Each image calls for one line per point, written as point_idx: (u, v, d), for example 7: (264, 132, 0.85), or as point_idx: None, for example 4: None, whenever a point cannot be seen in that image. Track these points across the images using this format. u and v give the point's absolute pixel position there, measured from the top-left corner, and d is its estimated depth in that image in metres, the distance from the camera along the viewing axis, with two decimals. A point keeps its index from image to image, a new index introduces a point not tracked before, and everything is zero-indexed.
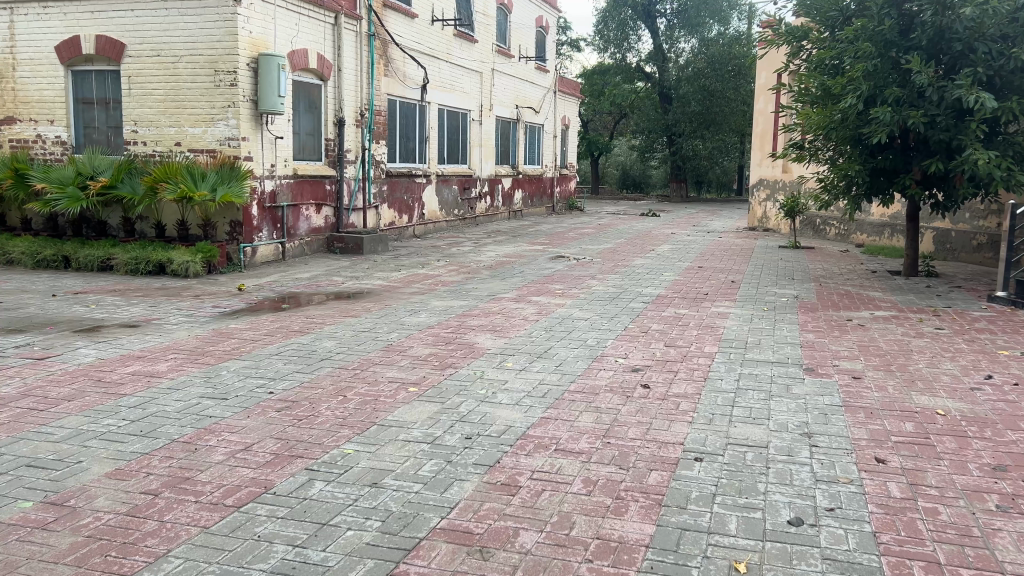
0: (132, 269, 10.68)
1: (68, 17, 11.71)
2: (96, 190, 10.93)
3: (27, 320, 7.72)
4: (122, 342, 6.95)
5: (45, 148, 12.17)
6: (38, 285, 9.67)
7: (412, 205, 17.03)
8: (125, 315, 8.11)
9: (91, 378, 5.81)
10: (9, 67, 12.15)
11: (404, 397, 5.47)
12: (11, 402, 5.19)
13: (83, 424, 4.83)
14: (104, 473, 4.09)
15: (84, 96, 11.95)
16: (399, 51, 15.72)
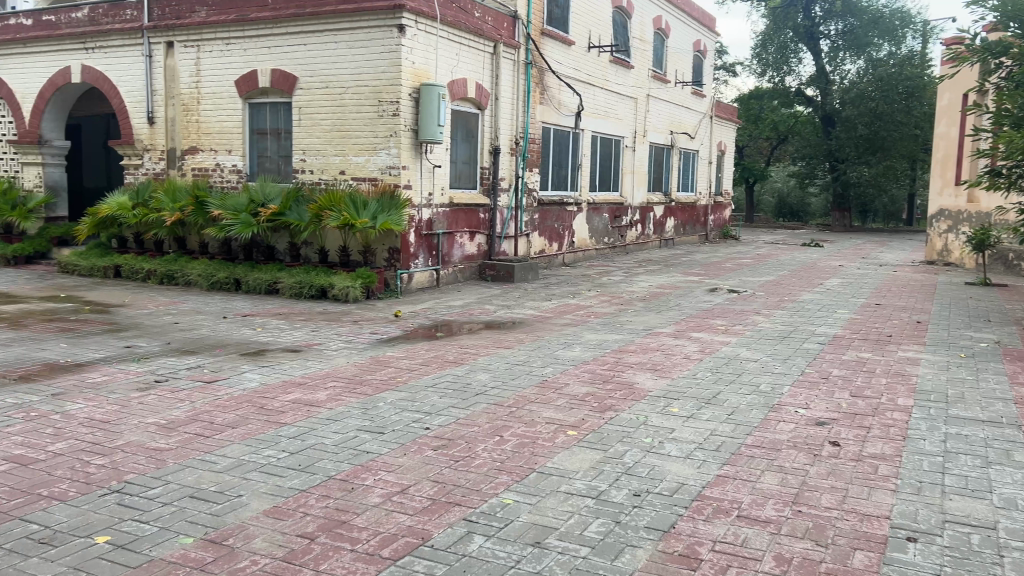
0: (296, 293, 11.00)
1: (247, 53, 12.36)
2: (266, 216, 11.37)
3: (199, 342, 7.98)
4: (285, 367, 7.00)
5: (222, 177, 12.87)
6: (212, 307, 10.10)
7: (563, 234, 16.81)
8: (287, 339, 8.24)
9: (255, 404, 5.81)
10: (194, 101, 12.94)
11: (564, 442, 5.11)
12: (180, 425, 5.22)
13: (245, 454, 4.73)
14: (263, 510, 3.93)
15: (259, 127, 12.57)
16: (556, 78, 15.62)
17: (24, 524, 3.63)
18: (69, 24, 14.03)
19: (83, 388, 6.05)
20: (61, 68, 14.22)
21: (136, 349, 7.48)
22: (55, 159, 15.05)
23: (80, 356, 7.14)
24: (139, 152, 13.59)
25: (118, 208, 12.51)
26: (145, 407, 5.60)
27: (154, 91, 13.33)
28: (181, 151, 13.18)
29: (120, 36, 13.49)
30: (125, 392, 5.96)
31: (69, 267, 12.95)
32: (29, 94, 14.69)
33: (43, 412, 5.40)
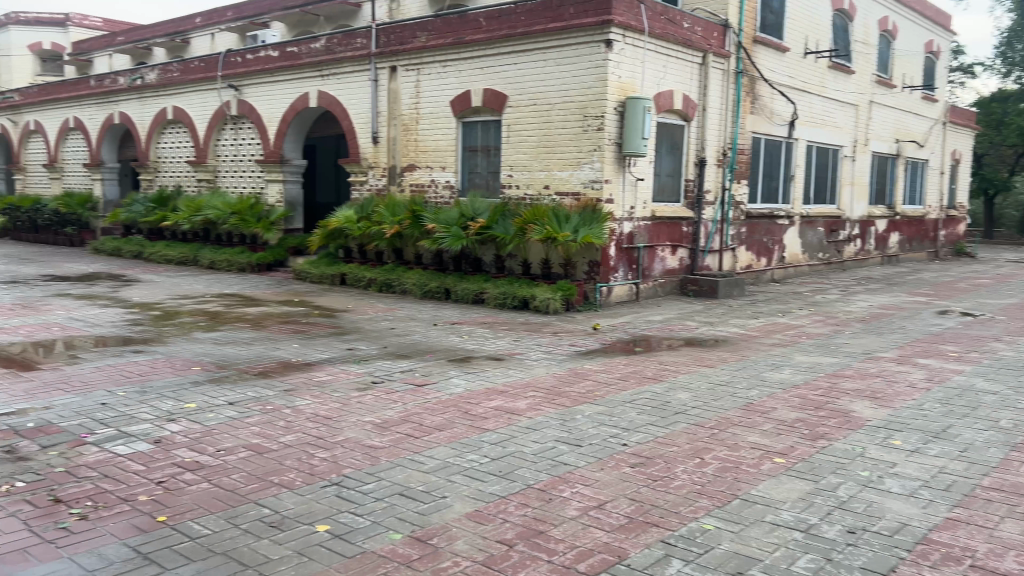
0: (500, 303, 11.34)
1: (462, 74, 13.00)
2: (475, 229, 11.86)
3: (412, 347, 8.44)
4: (489, 375, 7.23)
5: (436, 192, 13.59)
6: (423, 314, 10.67)
7: (773, 248, 16.06)
8: (491, 348, 8.50)
9: (460, 408, 6.03)
10: (413, 121, 13.80)
11: (770, 469, 4.86)
12: (392, 425, 5.53)
13: (450, 456, 4.91)
14: (465, 513, 4.07)
15: (470, 144, 13.16)
16: (768, 87, 14.99)
17: (257, 507, 4.02)
18: (308, 54, 15.46)
19: (310, 385, 6.60)
20: (301, 94, 15.72)
21: (356, 352, 8.06)
22: (293, 176, 16.63)
23: (309, 356, 7.81)
24: (364, 170, 14.69)
25: (344, 221, 13.59)
26: (362, 405, 6.00)
27: (378, 113, 14.36)
28: (400, 167, 14.09)
29: (351, 62, 14.67)
30: (345, 391, 6.44)
31: (302, 275, 14.24)
32: (274, 118, 16.37)
33: (277, 406, 5.95)
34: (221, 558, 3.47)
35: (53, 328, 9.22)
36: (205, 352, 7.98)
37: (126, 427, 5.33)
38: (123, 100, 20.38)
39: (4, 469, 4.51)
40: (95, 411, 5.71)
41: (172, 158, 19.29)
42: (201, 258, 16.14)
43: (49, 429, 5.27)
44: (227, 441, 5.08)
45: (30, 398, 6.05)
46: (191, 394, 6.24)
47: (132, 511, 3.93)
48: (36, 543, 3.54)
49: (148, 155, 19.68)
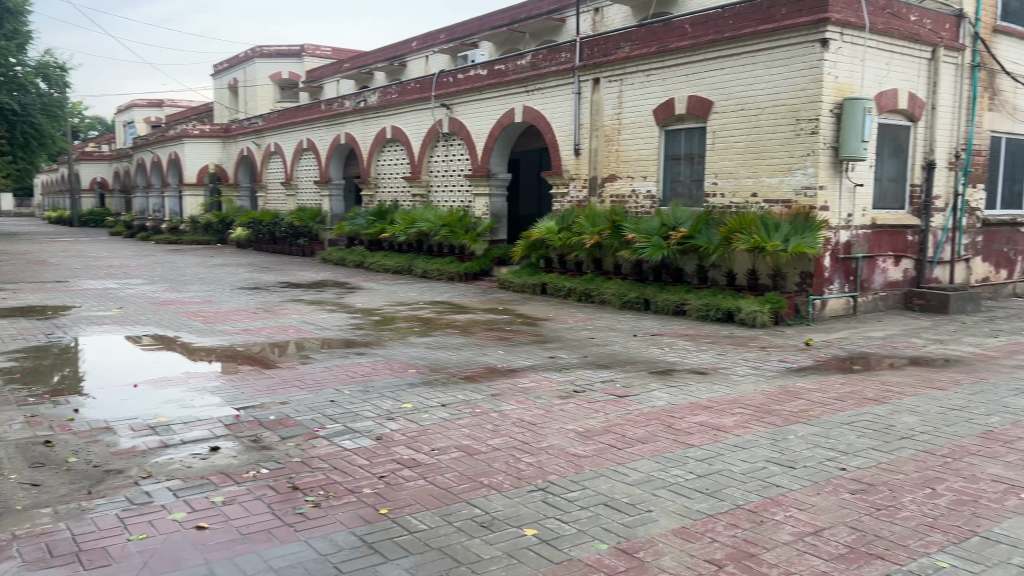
0: (703, 315, 11.02)
1: (666, 82, 12.86)
2: (677, 239, 11.65)
3: (613, 357, 8.42)
4: (693, 388, 7.05)
5: (638, 202, 13.52)
6: (624, 325, 10.63)
7: (1015, 259, 14.40)
8: (695, 361, 8.27)
9: (664, 420, 5.93)
10: (615, 131, 13.83)
11: (1016, 506, 4.35)
12: (596, 434, 5.54)
13: (655, 469, 4.83)
14: (672, 528, 3.99)
15: (673, 153, 12.98)
16: (1010, 80, 13.50)
17: (469, 507, 4.19)
18: (514, 70, 15.98)
19: (515, 391, 6.79)
20: (507, 110, 16.27)
21: (558, 360, 8.18)
22: (499, 189, 17.22)
23: (513, 363, 8.03)
24: (566, 181, 14.92)
25: (546, 232, 13.86)
26: (565, 413, 6.07)
27: (581, 124, 14.53)
28: (602, 178, 14.17)
29: (556, 77, 14.97)
30: (549, 398, 6.56)
31: (506, 283, 14.69)
32: (482, 133, 17.08)
33: (484, 410, 6.18)
34: (437, 554, 3.65)
35: (289, 330, 10.19)
36: (418, 356, 8.46)
37: (351, 424, 5.77)
38: (348, 122, 22.17)
39: (251, 456, 5.05)
40: (325, 407, 6.24)
41: (390, 175, 20.69)
42: (414, 267, 17.14)
43: (287, 421, 5.83)
44: (440, 441, 5.35)
45: (271, 393, 6.73)
46: (407, 395, 6.64)
47: (358, 502, 4.25)
48: (278, 525, 3.92)
49: (369, 172, 21.24)
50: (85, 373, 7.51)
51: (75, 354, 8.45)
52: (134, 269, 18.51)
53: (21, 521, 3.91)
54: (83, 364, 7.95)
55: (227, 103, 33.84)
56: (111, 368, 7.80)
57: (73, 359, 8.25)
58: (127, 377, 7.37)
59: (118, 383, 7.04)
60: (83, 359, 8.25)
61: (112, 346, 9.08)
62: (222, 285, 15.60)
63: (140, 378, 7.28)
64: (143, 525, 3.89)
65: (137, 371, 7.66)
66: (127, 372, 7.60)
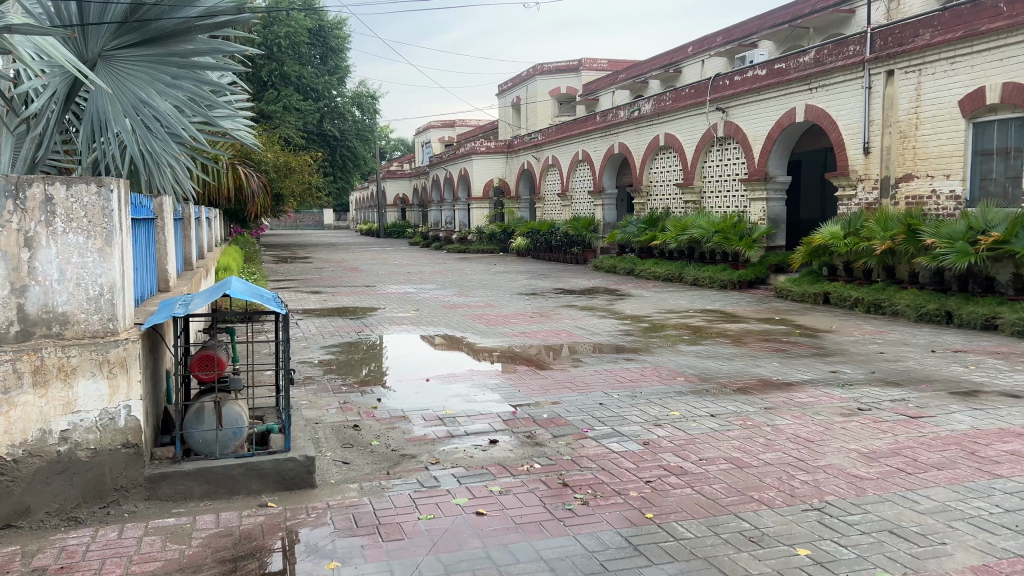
0: (1019, 331, 9.53)
1: (975, 69, 11.48)
2: (986, 244, 10.29)
3: (905, 374, 7.65)
4: (1005, 412, 6.14)
5: (939, 203, 12.17)
6: (919, 339, 9.60)
7: None
8: (1008, 382, 7.22)
9: (965, 447, 5.25)
10: (913, 127, 12.59)
11: None
12: (882, 456, 5.07)
13: (952, 499, 4.31)
14: (970, 565, 3.54)
15: (983, 147, 11.52)
16: None
17: (738, 520, 4.09)
18: (796, 68, 15.21)
19: (791, 406, 6.45)
20: (788, 110, 15.51)
21: (841, 376, 7.61)
22: (777, 193, 16.41)
23: (790, 376, 7.63)
24: (853, 183, 13.79)
25: (830, 237, 12.96)
26: (847, 432, 5.64)
27: (871, 121, 13.40)
28: (895, 178, 12.96)
29: (842, 72, 13.96)
30: (829, 416, 6.14)
31: (784, 292, 13.93)
32: (760, 136, 16.43)
33: (757, 423, 5.95)
34: (703, 563, 3.61)
35: (563, 334, 10.59)
36: (688, 364, 8.35)
37: (620, 427, 5.86)
38: (622, 132, 22.49)
39: (526, 451, 5.35)
40: (595, 410, 6.41)
41: (663, 182, 20.64)
42: (685, 275, 16.88)
43: (560, 421, 6.07)
44: (709, 451, 5.25)
45: (547, 393, 7.06)
46: (676, 403, 6.59)
47: (625, 504, 4.33)
48: (548, 519, 4.12)
49: (642, 180, 21.38)
50: (387, 367, 8.43)
51: (380, 350, 9.52)
52: (428, 276, 20.33)
53: (334, 492, 4.51)
54: (386, 359, 8.93)
55: (510, 119, 35.94)
56: (409, 364, 8.67)
57: (378, 354, 9.29)
58: (422, 372, 8.14)
59: (413, 377, 7.79)
60: (385, 355, 9.25)
61: (410, 344, 10.09)
62: (504, 291, 16.60)
63: (432, 373, 8.00)
64: (430, 506, 4.30)
65: (431, 367, 8.43)
66: (423, 368, 8.40)
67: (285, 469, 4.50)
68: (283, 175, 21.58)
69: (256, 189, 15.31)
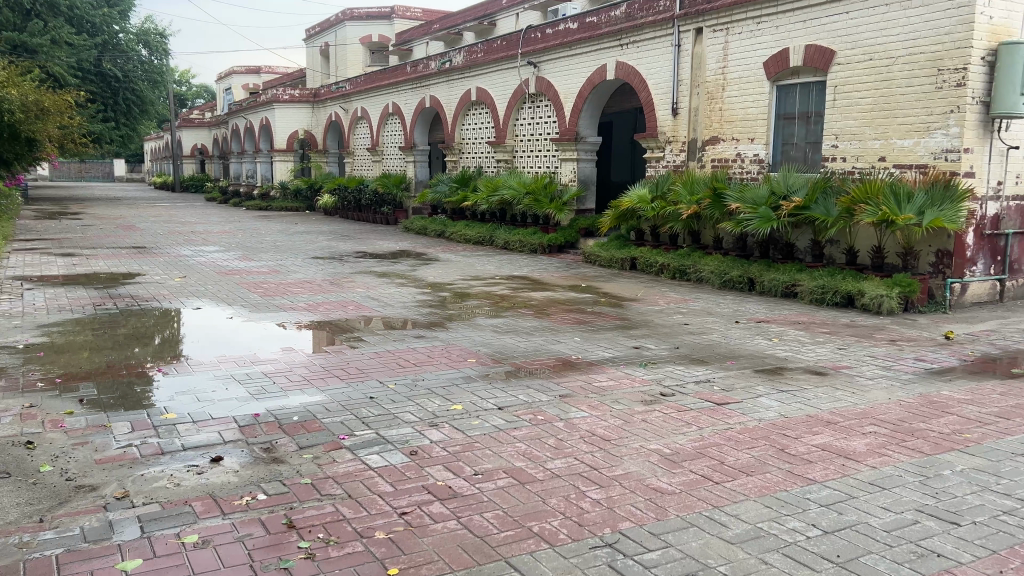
0: (817, 299, 9.38)
1: (780, 30, 11.24)
2: (788, 210, 10.08)
3: (710, 349, 7.09)
4: (811, 395, 5.61)
5: (743, 166, 12.00)
6: (723, 309, 9.22)
7: None
8: (811, 357, 6.79)
9: (774, 442, 4.60)
10: (720, 88, 12.30)
11: None
12: (685, 460, 4.30)
13: (763, 519, 3.57)
14: None
15: (786, 111, 11.37)
16: None
17: (508, 571, 3.11)
18: (607, 23, 14.61)
19: (589, 393, 5.61)
20: (599, 66, 14.90)
21: (644, 353, 6.91)
22: (588, 154, 15.84)
23: (591, 354, 6.84)
24: (662, 145, 13.42)
25: (637, 201, 12.47)
26: (648, 427, 4.85)
27: (680, 81, 13.03)
28: (702, 141, 12.64)
29: (653, 28, 13.48)
30: (629, 404, 5.33)
31: (592, 257, 13.37)
32: (571, 93, 15.76)
33: (548, 416, 5.02)
34: None
35: (349, 306, 9.30)
36: (483, 340, 7.37)
37: (384, 430, 4.73)
38: (434, 84, 21.21)
39: (254, 473, 4.12)
40: (360, 406, 5.22)
41: (473, 139, 19.66)
42: (496, 238, 16.01)
43: (311, 424, 4.86)
44: (487, 461, 4.23)
45: (308, 383, 5.80)
46: (461, 392, 5.55)
47: (363, 554, 3.23)
48: None
49: (454, 137, 20.26)
50: (145, 354, 6.83)
51: (174, 331, 7.79)
52: (215, 236, 18.19)
53: None
54: (163, 344, 7.22)
55: (319, 67, 33.46)
56: (165, 348, 7.08)
57: (167, 337, 7.58)
58: (166, 359, 6.61)
59: (145, 369, 6.26)
60: (146, 336, 7.55)
61: (178, 320, 8.42)
62: (297, 253, 14.98)
63: (168, 362, 6.47)
64: None
65: (179, 353, 6.90)
66: (171, 354, 6.83)
67: None
68: (36, 117, 18.49)
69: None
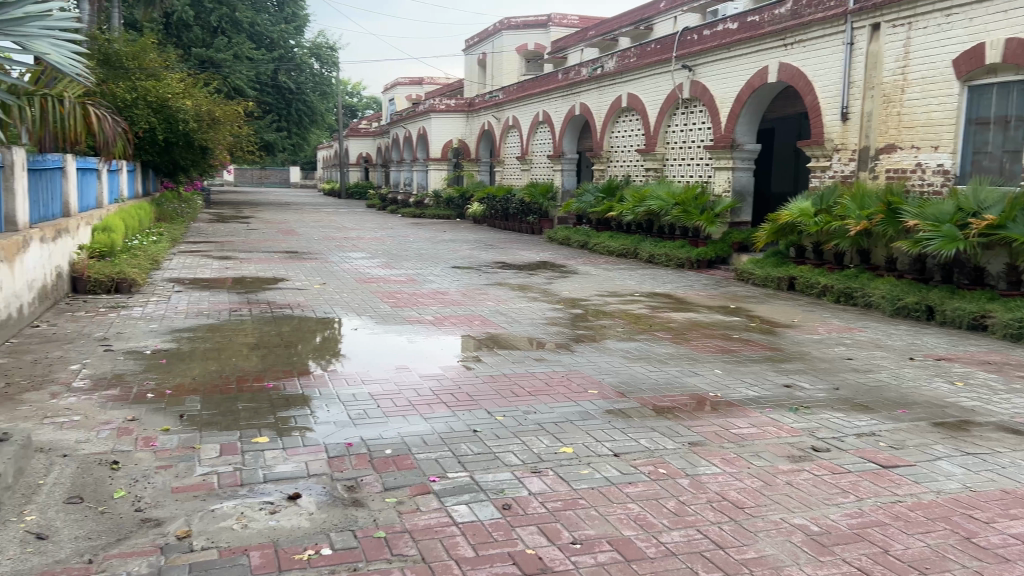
0: (1013, 334, 7.99)
1: (974, 22, 9.82)
2: (979, 228, 8.69)
3: (875, 393, 6.04)
4: (1006, 462, 4.53)
5: (923, 178, 10.60)
6: (894, 342, 8.02)
7: None
8: (1005, 410, 5.61)
9: (956, 527, 3.65)
10: (898, 90, 10.95)
11: None
12: (837, 545, 3.45)
13: None
14: None
15: (979, 115, 9.91)
16: None
17: None
18: (771, 21, 13.49)
19: (725, 442, 4.80)
20: (761, 69, 13.77)
21: (795, 394, 5.97)
22: (745, 163, 14.69)
23: (731, 392, 5.98)
24: (828, 153, 12.15)
25: (798, 214, 11.33)
26: (793, 493, 4.01)
27: (851, 83, 11.74)
28: (876, 149, 11.32)
29: (821, 25, 12.26)
30: (771, 461, 4.49)
31: (745, 275, 12.31)
32: (728, 98, 14.71)
33: (670, 470, 4.28)
34: None
35: (475, 322, 8.87)
36: (612, 367, 6.67)
37: (480, 474, 4.18)
38: (585, 91, 20.65)
39: (328, 518, 3.67)
40: (460, 441, 4.70)
41: (623, 147, 18.91)
42: (640, 251, 15.16)
43: (403, 461, 4.40)
44: (589, 526, 3.57)
45: (412, 409, 5.37)
46: (575, 431, 4.91)
47: None
48: None
49: (603, 145, 19.59)
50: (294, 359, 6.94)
51: (332, 333, 8.12)
52: (364, 243, 18.48)
53: None
54: (325, 343, 7.64)
55: (475, 77, 33.78)
56: (321, 349, 7.34)
57: (326, 337, 7.98)
58: (298, 370, 6.50)
59: (274, 383, 6.08)
60: (270, 345, 7.47)
61: (310, 329, 8.32)
62: (438, 262, 14.85)
63: (298, 376, 6.30)
64: None
65: (337, 353, 7.24)
66: (332, 352, 7.24)
67: None
68: (209, 127, 19.58)
69: (116, 135, 13.31)
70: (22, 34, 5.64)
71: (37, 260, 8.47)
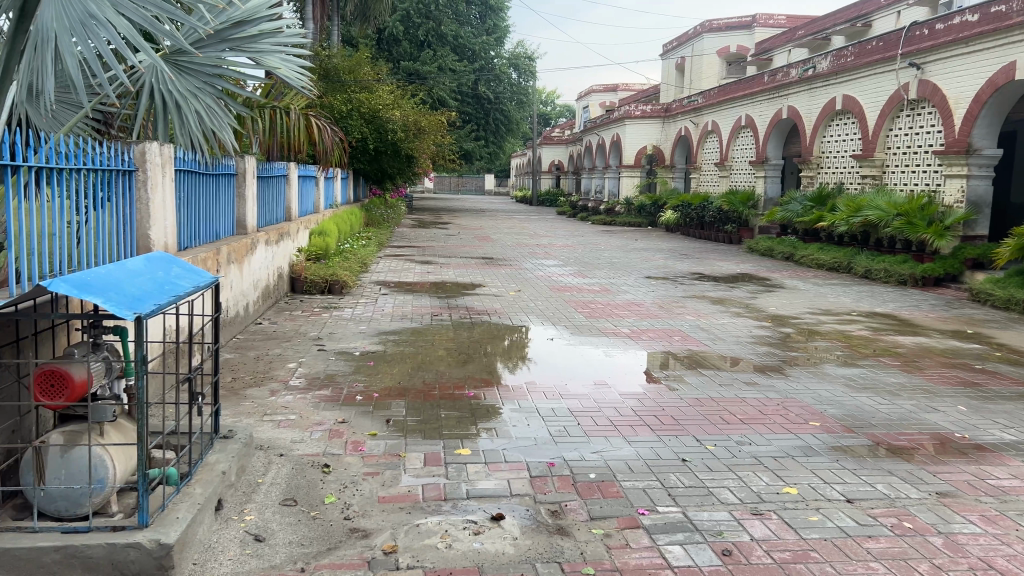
0: None
1: None
2: None
3: None
4: None
5: None
6: None
7: None
8: None
9: None
10: None
11: None
12: None
13: None
14: None
15: None
16: None
17: None
18: (1020, 10, 11.99)
19: (982, 495, 4.13)
20: (1006, 64, 12.27)
21: None
22: (984, 170, 13.07)
23: (982, 433, 5.20)
24: None
25: None
26: None
27: None
28: None
29: None
30: None
31: (982, 295, 10.96)
32: (964, 98, 13.24)
33: (918, 525, 3.71)
34: None
35: (675, 337, 8.46)
36: (834, 396, 6.04)
37: (693, 511, 3.84)
38: (794, 94, 19.48)
39: (533, 546, 3.48)
40: (669, 470, 4.37)
41: (836, 153, 17.60)
42: (855, 265, 13.97)
43: (609, 487, 4.14)
44: None
45: (614, 430, 5.10)
46: (798, 469, 4.42)
47: None
48: None
49: (812, 150, 18.34)
50: (486, 362, 7.00)
51: (519, 337, 8.26)
52: (557, 250, 18.48)
53: None
54: (513, 345, 7.84)
55: (672, 82, 33.04)
56: (509, 352, 7.47)
57: (515, 339, 8.14)
58: (496, 379, 6.42)
59: (474, 392, 6.00)
60: (466, 351, 7.50)
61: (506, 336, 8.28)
62: (631, 272, 14.48)
63: (496, 385, 6.20)
64: None
65: (524, 356, 7.38)
66: (519, 354, 7.41)
67: (125, 562, 2.96)
68: (414, 136, 20.45)
69: (333, 143, 14.12)
70: (256, 50, 5.96)
71: (263, 261, 9.09)
